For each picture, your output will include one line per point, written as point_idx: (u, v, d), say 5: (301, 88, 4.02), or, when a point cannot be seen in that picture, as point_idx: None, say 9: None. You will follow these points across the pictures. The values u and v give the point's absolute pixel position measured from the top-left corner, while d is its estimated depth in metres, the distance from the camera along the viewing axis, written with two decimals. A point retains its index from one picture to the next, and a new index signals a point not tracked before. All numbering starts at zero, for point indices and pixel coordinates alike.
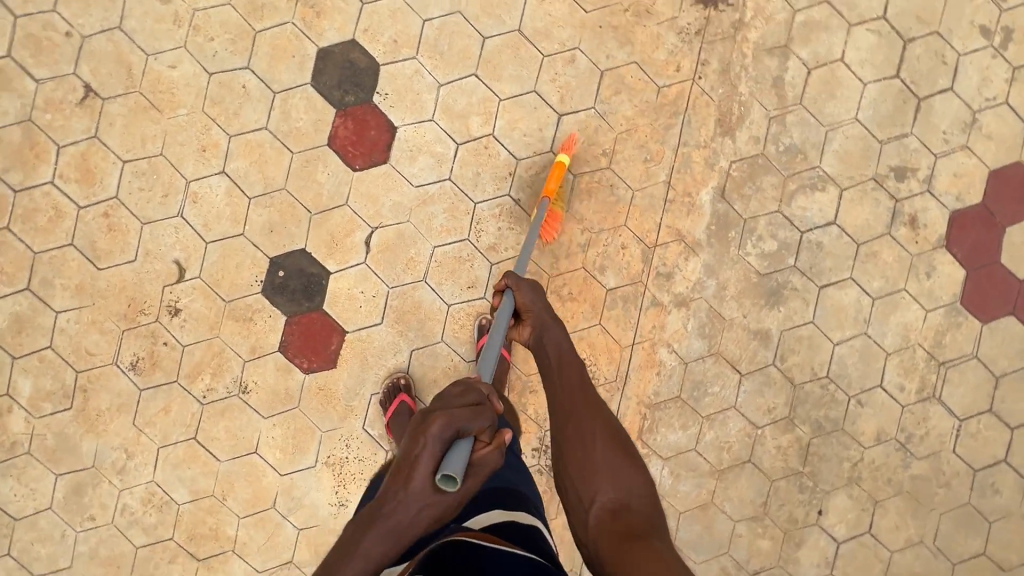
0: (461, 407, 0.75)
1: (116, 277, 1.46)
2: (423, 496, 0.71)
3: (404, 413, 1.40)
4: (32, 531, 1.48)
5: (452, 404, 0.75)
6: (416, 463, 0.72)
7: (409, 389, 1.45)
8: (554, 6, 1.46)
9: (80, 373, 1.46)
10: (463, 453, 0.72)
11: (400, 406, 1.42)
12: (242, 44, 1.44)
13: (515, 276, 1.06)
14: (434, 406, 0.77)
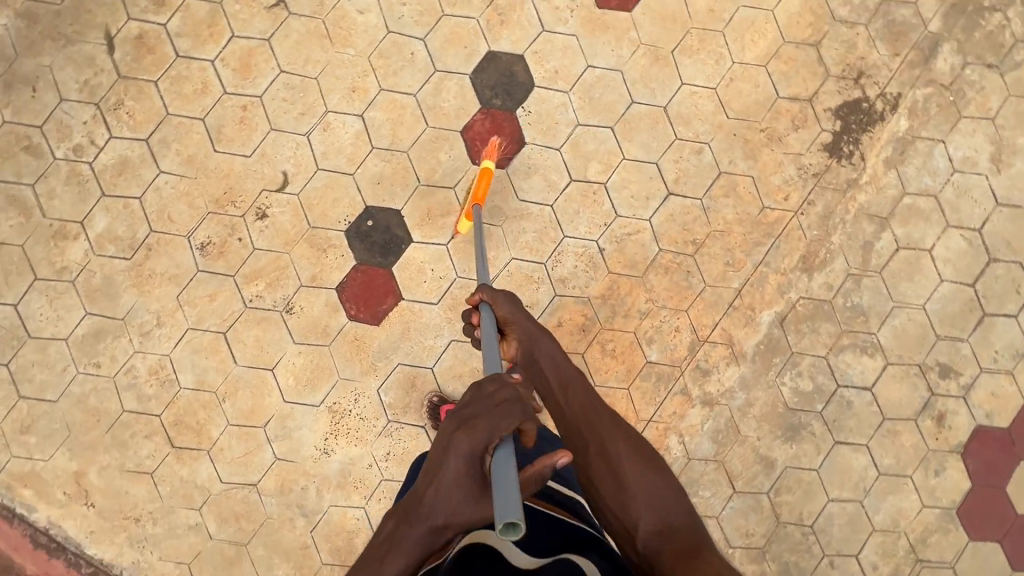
0: (490, 415, 0.75)
1: (225, 163, 1.53)
2: (468, 508, 0.73)
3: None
4: (38, 354, 1.50)
5: (483, 415, 0.76)
6: (458, 475, 0.74)
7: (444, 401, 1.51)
8: (703, 101, 1.59)
9: (153, 233, 1.52)
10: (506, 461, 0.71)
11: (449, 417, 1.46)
12: (427, 17, 1.55)
13: (488, 290, 1.05)
14: (465, 414, 0.77)
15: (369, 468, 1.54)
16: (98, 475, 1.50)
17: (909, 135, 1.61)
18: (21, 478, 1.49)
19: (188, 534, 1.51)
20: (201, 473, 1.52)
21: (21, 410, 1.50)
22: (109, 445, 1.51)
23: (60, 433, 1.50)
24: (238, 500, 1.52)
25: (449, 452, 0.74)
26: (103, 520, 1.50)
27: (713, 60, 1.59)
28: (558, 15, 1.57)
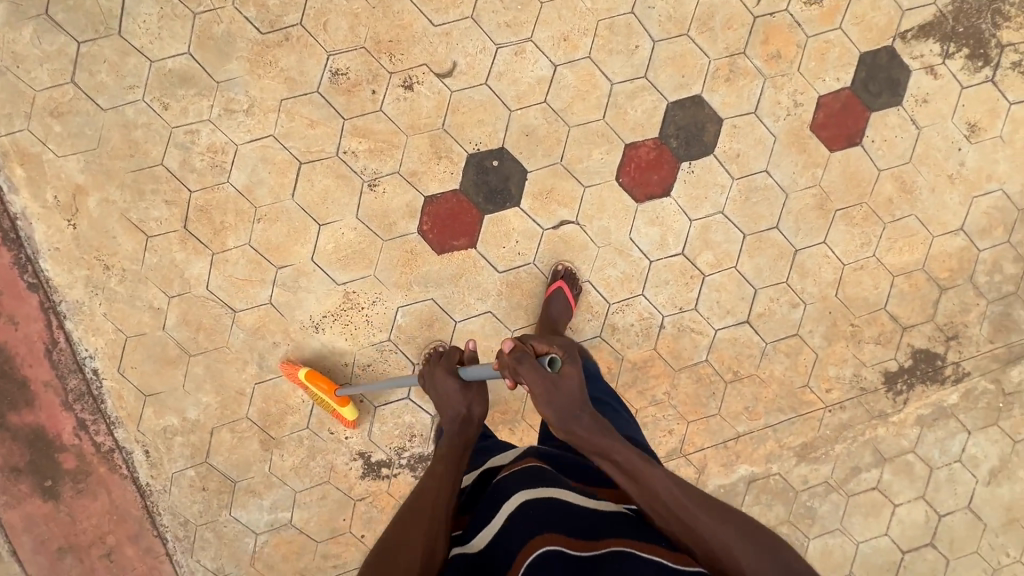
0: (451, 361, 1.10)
1: (408, 15, 1.40)
2: (459, 398, 1.04)
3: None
4: (115, 55, 1.35)
5: (439, 363, 1.09)
6: (447, 388, 1.05)
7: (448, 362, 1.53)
8: (828, 267, 1.59)
9: (301, 26, 1.38)
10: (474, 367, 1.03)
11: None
12: (671, 26, 1.47)
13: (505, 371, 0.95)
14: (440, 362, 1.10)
15: (342, 366, 1.49)
16: (97, 204, 1.39)
17: (949, 409, 1.69)
18: (22, 155, 1.35)
19: (145, 312, 1.43)
20: (192, 268, 1.43)
21: (64, 95, 1.35)
22: (126, 184, 1.39)
23: (87, 142, 1.37)
24: (210, 313, 1.44)
25: (435, 385, 1.07)
26: (74, 246, 1.39)
27: (861, 241, 1.59)
28: (775, 110, 1.52)
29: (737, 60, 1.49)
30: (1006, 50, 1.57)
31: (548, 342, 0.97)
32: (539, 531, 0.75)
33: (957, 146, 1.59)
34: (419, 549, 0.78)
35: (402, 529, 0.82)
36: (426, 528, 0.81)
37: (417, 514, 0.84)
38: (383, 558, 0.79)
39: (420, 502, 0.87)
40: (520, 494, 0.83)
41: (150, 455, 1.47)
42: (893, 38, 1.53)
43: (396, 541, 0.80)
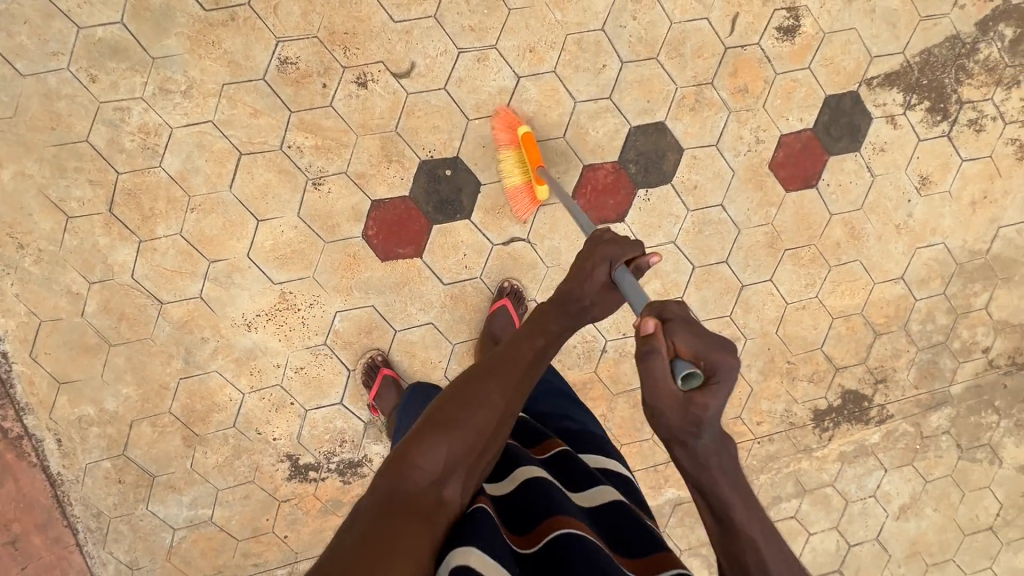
0: (615, 250, 0.83)
1: (367, 8, 1.32)
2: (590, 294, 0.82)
3: (386, 390, 1.40)
4: (37, 16, 1.23)
5: (599, 244, 0.84)
6: (589, 275, 0.82)
7: (388, 363, 1.45)
8: (772, 304, 1.62)
9: (249, 7, 1.29)
10: (628, 280, 0.79)
11: (383, 380, 1.42)
12: (641, 48, 1.43)
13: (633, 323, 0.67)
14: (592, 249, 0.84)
15: (274, 367, 1.45)
16: (11, 177, 1.28)
17: (870, 447, 1.76)
18: None
19: (61, 296, 1.34)
20: (117, 254, 1.35)
21: None
22: (45, 158, 1.29)
23: (2, 109, 1.26)
24: (134, 303, 1.37)
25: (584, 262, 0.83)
26: None
27: (806, 282, 1.62)
28: (736, 144, 1.51)
29: (704, 90, 1.47)
30: (964, 108, 1.59)
31: (700, 347, 0.58)
32: (560, 514, 0.66)
33: (907, 196, 1.62)
34: (494, 419, 0.71)
35: (486, 382, 0.73)
36: (508, 399, 0.73)
37: (509, 374, 0.75)
38: (459, 402, 0.71)
39: (517, 359, 0.76)
40: (535, 468, 0.76)
41: (62, 445, 1.41)
42: (859, 84, 1.53)
43: (478, 394, 0.71)
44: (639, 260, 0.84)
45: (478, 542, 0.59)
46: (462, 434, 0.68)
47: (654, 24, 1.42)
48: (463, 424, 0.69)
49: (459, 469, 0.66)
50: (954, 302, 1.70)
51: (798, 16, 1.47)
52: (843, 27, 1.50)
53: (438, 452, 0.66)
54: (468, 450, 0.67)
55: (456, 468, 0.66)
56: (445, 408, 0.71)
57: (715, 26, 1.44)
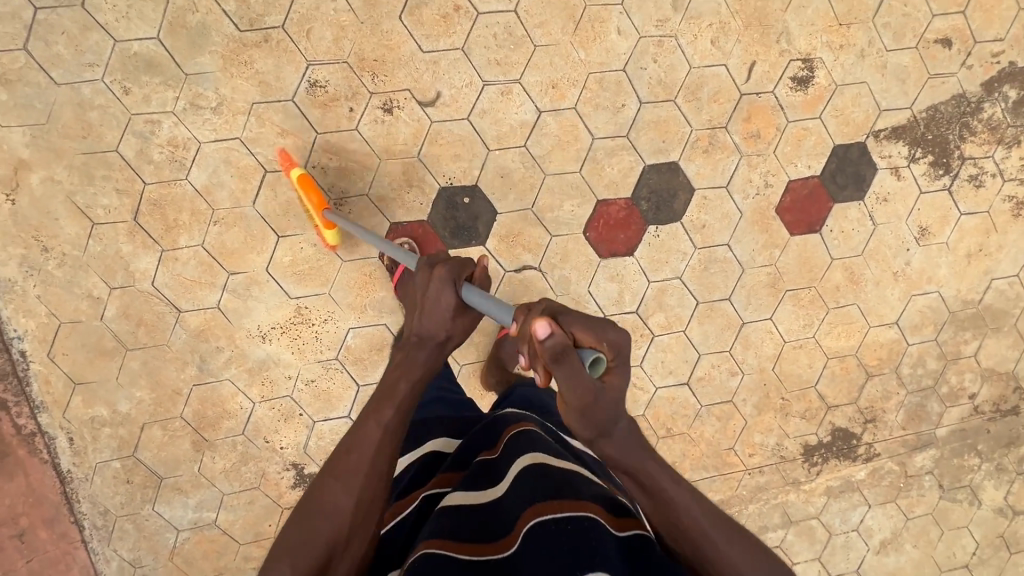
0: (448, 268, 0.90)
1: (397, 37, 1.35)
2: (446, 321, 0.90)
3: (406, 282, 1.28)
4: (75, 28, 1.26)
5: (433, 274, 0.91)
6: (441, 301, 0.90)
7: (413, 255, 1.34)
8: (770, 342, 1.67)
9: (282, 30, 1.32)
10: (477, 292, 0.88)
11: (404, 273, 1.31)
12: (659, 89, 1.47)
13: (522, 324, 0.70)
14: (435, 262, 0.94)
15: (286, 378, 1.48)
16: (40, 182, 1.31)
17: (855, 483, 1.81)
18: None
19: (82, 300, 1.38)
20: (139, 262, 1.38)
21: (13, 60, 1.25)
22: (75, 166, 1.31)
23: (36, 116, 1.28)
24: (153, 309, 1.40)
25: (427, 287, 0.91)
26: (11, 222, 1.32)
27: (804, 322, 1.68)
28: (746, 187, 1.56)
29: (718, 133, 1.52)
30: (966, 163, 1.65)
31: (586, 325, 0.66)
32: (541, 499, 0.72)
33: (906, 245, 1.67)
34: (344, 519, 0.72)
35: (327, 483, 0.75)
36: (358, 493, 0.74)
37: (352, 466, 0.76)
38: (308, 517, 0.72)
39: (359, 449, 0.78)
40: (528, 456, 0.82)
41: (74, 443, 1.45)
42: (866, 136, 1.58)
43: (323, 499, 0.74)
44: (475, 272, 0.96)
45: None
46: (309, 548, 0.69)
47: (673, 67, 1.46)
48: (314, 536, 0.70)
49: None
50: (945, 348, 1.76)
51: (812, 67, 1.52)
52: (855, 80, 1.54)
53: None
54: (321, 560, 0.68)
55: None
56: (296, 526, 0.72)
57: (732, 72, 1.49)
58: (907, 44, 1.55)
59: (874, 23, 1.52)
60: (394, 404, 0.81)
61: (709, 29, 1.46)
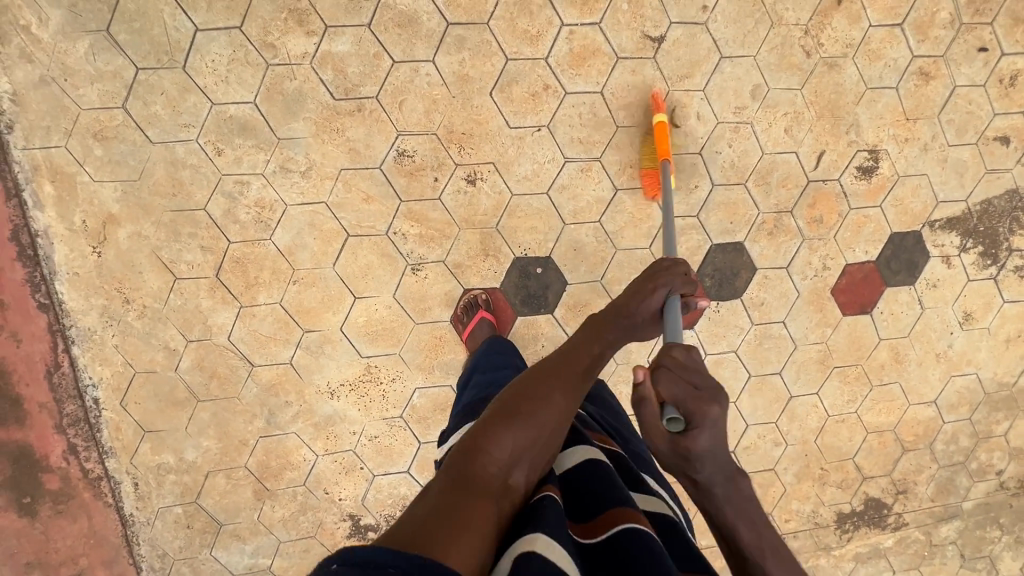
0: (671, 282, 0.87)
1: (486, 113, 1.38)
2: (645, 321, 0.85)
3: (480, 331, 1.41)
4: (174, 89, 1.27)
5: (666, 273, 0.87)
6: (652, 290, 0.85)
7: (487, 306, 1.45)
8: (815, 415, 1.73)
9: (376, 100, 1.34)
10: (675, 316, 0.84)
11: (479, 322, 1.43)
12: (732, 173, 1.51)
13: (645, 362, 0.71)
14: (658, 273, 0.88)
15: (350, 433, 1.51)
16: (127, 237, 1.33)
17: (883, 551, 1.87)
18: (54, 171, 1.27)
19: (158, 351, 1.39)
20: (217, 317, 1.39)
21: (111, 118, 1.27)
22: (162, 222, 1.33)
23: (128, 172, 1.30)
24: (227, 363, 1.42)
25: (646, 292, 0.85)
26: (96, 274, 1.33)
27: (848, 398, 1.73)
28: (805, 269, 1.61)
29: (783, 217, 1.56)
30: (1013, 254, 1.71)
31: (686, 393, 0.63)
32: (623, 506, 0.65)
33: (950, 329, 1.73)
34: (557, 417, 0.70)
35: (547, 382, 0.73)
36: (568, 398, 0.73)
37: (569, 377, 0.75)
38: (520, 398, 0.71)
39: (576, 361, 0.77)
40: (596, 451, 0.76)
41: (138, 488, 1.46)
42: (922, 225, 1.64)
43: (536, 390, 0.72)
44: (690, 297, 0.89)
45: (547, 530, 0.57)
46: (522, 427, 0.67)
47: (747, 152, 1.51)
48: (529, 417, 0.69)
49: (522, 464, 0.65)
50: (978, 427, 1.83)
51: (878, 157, 1.57)
52: (916, 171, 1.60)
53: (496, 442, 0.65)
54: (531, 441, 0.67)
55: (520, 459, 0.65)
56: (511, 401, 0.71)
57: (802, 159, 1.53)
58: (968, 139, 1.60)
59: (939, 118, 1.57)
60: (605, 342, 0.81)
61: (784, 118, 1.50)
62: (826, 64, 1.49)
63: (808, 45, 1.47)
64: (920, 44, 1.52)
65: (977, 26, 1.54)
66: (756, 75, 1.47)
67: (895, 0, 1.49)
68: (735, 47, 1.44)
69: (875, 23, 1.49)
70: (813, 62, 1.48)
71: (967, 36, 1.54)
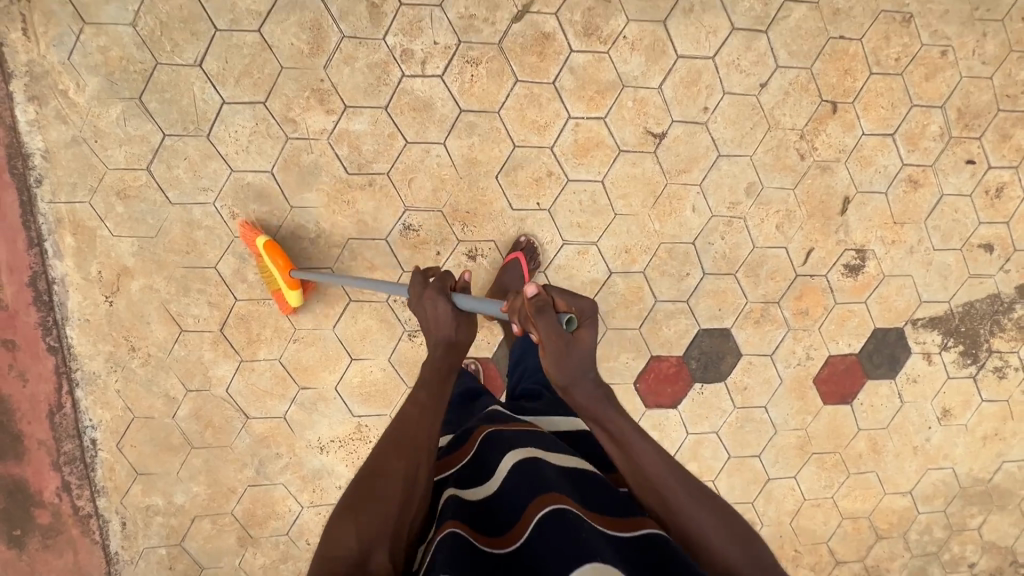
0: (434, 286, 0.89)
1: (491, 194, 1.45)
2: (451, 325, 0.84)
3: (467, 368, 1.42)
4: (197, 155, 1.34)
5: (425, 282, 0.89)
6: (437, 312, 0.85)
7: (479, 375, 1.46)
8: (792, 498, 1.76)
9: (387, 177, 1.41)
10: (467, 300, 0.87)
11: None
12: (723, 263, 1.58)
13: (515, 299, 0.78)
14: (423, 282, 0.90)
15: (336, 488, 1.55)
16: (139, 288, 1.39)
17: None
18: (76, 224, 1.34)
19: (158, 398, 1.44)
20: (217, 369, 1.45)
21: (135, 179, 1.34)
22: (174, 277, 1.39)
23: (146, 229, 1.36)
24: (223, 413, 1.47)
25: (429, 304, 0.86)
26: (106, 321, 1.39)
27: (825, 483, 1.77)
28: (789, 357, 1.66)
29: (770, 307, 1.62)
30: (992, 355, 1.76)
31: (567, 297, 0.75)
32: (544, 490, 0.67)
33: (927, 423, 1.78)
34: (401, 491, 0.69)
35: (391, 456, 0.72)
36: (413, 463, 0.72)
37: (411, 441, 0.74)
38: (366, 482, 0.70)
39: (418, 424, 0.76)
40: (518, 449, 0.76)
41: (126, 527, 1.50)
42: (905, 322, 1.69)
43: (380, 466, 0.71)
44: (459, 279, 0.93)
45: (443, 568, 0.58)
46: (366, 511, 0.66)
47: (738, 245, 1.57)
48: (370, 496, 0.68)
49: (380, 540, 0.64)
50: (952, 519, 1.86)
51: (864, 257, 1.63)
52: (901, 272, 1.66)
53: (348, 535, 0.64)
54: (380, 520, 0.65)
55: (376, 538, 0.64)
56: (356, 489, 0.69)
57: (791, 255, 1.60)
58: (953, 244, 1.66)
59: (925, 223, 1.64)
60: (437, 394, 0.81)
61: (776, 215, 1.57)
62: (819, 167, 1.56)
63: (802, 148, 1.54)
64: (910, 153, 1.59)
65: (966, 140, 1.60)
66: (752, 174, 1.54)
67: (889, 112, 1.56)
68: (733, 147, 1.51)
69: (868, 131, 1.56)
70: (806, 164, 1.55)
71: (956, 148, 1.60)
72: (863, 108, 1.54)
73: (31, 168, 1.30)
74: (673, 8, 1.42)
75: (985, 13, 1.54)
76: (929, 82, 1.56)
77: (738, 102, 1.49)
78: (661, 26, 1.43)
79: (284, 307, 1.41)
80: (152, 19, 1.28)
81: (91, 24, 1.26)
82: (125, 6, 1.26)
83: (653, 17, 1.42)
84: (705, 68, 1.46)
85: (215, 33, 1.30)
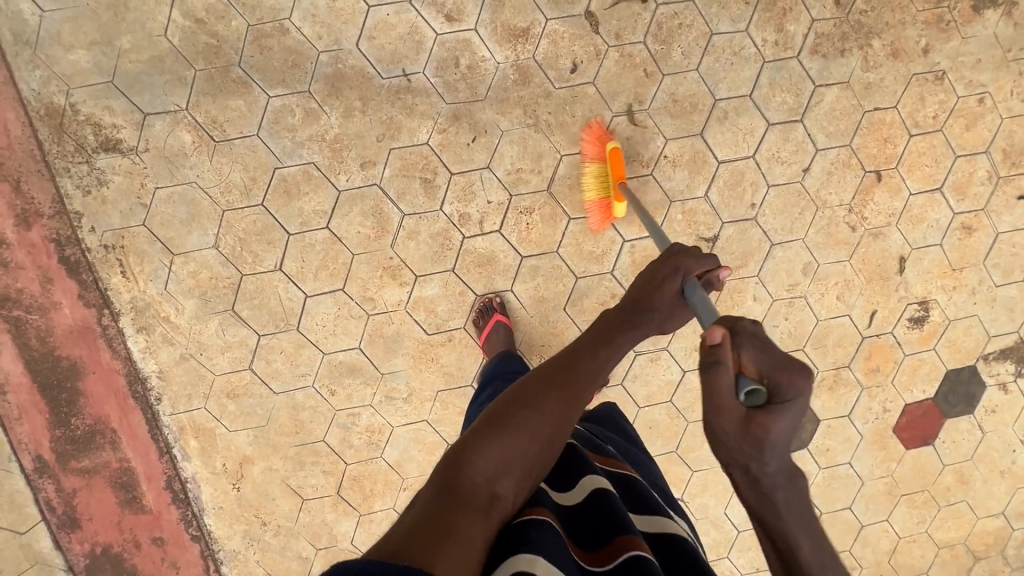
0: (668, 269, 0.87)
1: (563, 325, 1.52)
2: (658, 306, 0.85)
3: (498, 335, 1.42)
4: (291, 346, 1.45)
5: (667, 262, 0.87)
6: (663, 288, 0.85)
7: None
8: (887, 538, 1.82)
9: (464, 329, 1.49)
10: (697, 295, 0.82)
11: None
12: (790, 341, 1.62)
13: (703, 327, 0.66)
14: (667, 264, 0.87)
15: None
16: (260, 471, 1.51)
17: None
18: (196, 428, 1.46)
19: (293, 560, 1.57)
20: (340, 526, 1.57)
21: (240, 378, 1.45)
22: (289, 456, 1.51)
23: (258, 420, 1.48)
24: None
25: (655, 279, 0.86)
26: (236, 504, 1.52)
27: (918, 520, 1.81)
28: (866, 414, 1.71)
29: (841, 371, 1.67)
30: None
31: (766, 365, 0.58)
32: (619, 534, 0.65)
33: (1011, 447, 1.81)
34: (546, 426, 0.72)
35: (542, 392, 0.75)
36: (563, 409, 0.74)
37: (564, 384, 0.76)
38: (512, 407, 0.72)
39: (575, 372, 0.78)
40: (594, 477, 0.75)
41: None
42: (976, 360, 1.72)
43: (531, 399, 0.73)
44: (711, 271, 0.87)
45: (541, 551, 0.58)
46: (510, 433, 0.69)
47: (802, 321, 1.62)
48: (513, 430, 0.69)
49: (510, 470, 0.66)
50: None
51: (928, 307, 1.66)
52: (966, 314, 1.68)
53: (493, 451, 0.66)
54: (517, 452, 0.68)
55: (506, 468, 0.66)
56: (504, 409, 0.72)
57: (855, 320, 1.64)
58: (1015, 277, 1.67)
59: (984, 264, 1.65)
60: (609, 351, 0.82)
61: (835, 287, 1.61)
62: (871, 234, 1.59)
63: (852, 220, 1.57)
64: (960, 203, 1.60)
65: (1015, 177, 1.61)
66: (807, 254, 1.57)
67: (933, 167, 1.57)
68: (785, 234, 1.55)
69: (914, 191, 1.57)
70: (859, 235, 1.58)
71: (1006, 187, 1.61)
72: (907, 170, 1.56)
73: (150, 389, 1.43)
74: (707, 119, 1.45)
75: (1019, 53, 1.53)
76: (970, 131, 1.56)
77: (784, 191, 1.52)
78: (698, 138, 1.46)
79: (605, 218, 1.43)
80: (231, 238, 1.37)
81: (179, 254, 1.36)
82: (205, 232, 1.36)
83: (689, 132, 1.45)
84: (746, 168, 1.49)
85: (288, 238, 1.39)
